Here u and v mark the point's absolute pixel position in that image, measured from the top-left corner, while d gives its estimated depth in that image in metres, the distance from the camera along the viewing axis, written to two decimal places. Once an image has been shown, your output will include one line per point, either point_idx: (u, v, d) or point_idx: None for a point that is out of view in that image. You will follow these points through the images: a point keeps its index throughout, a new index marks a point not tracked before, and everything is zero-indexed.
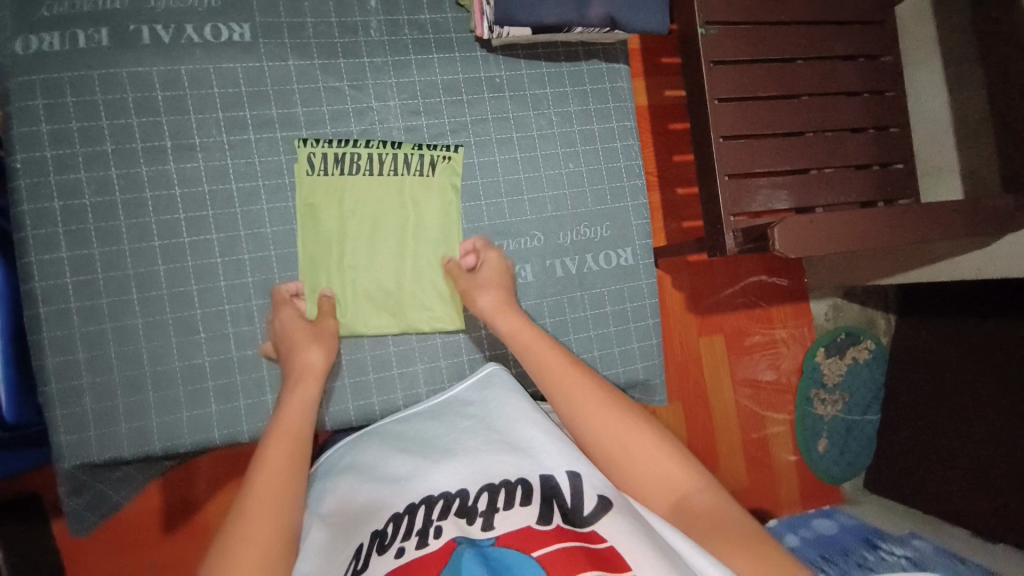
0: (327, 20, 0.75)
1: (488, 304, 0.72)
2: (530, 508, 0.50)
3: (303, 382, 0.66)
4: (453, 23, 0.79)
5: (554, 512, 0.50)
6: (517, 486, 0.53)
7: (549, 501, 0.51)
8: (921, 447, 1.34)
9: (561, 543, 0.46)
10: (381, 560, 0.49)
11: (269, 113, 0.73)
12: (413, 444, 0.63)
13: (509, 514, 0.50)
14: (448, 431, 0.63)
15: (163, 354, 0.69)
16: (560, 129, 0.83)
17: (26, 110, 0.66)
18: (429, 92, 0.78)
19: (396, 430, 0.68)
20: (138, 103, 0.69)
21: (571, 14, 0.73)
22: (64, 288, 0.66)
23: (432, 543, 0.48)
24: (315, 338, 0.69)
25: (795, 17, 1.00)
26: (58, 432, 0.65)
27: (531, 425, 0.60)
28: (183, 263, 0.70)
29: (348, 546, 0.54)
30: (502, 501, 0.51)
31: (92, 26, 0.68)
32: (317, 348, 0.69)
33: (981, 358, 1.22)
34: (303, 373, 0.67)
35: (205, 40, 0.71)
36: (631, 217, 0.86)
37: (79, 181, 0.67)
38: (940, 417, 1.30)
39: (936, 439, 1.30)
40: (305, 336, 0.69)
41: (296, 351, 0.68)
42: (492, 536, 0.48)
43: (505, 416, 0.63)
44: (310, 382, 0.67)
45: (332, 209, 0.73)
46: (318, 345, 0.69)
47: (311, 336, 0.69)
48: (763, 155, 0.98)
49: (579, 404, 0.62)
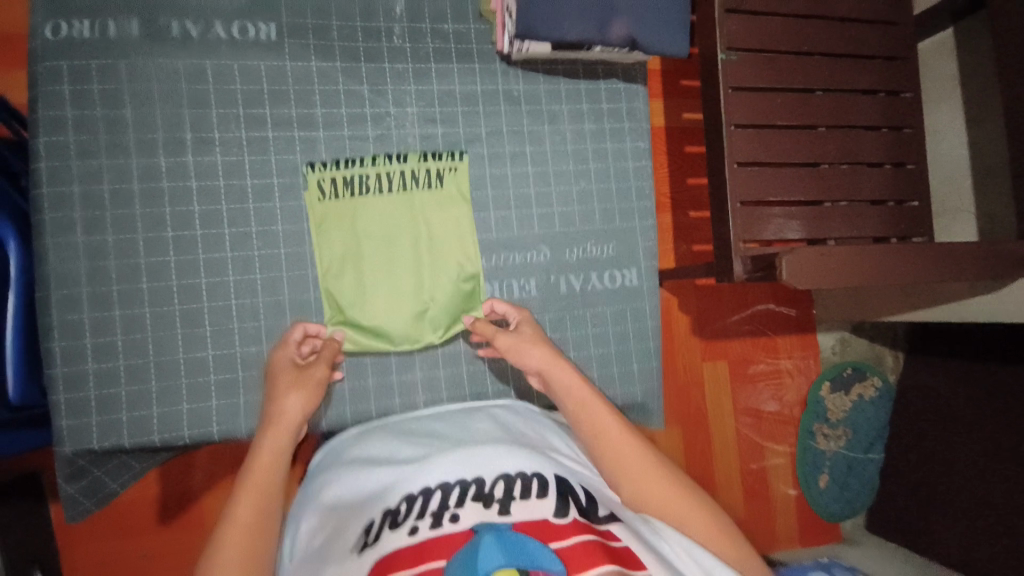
0: (352, 24, 0.76)
1: (539, 359, 0.66)
2: (546, 501, 0.51)
3: (274, 431, 0.62)
4: (476, 35, 0.80)
5: (570, 507, 0.51)
6: (533, 479, 0.53)
7: (565, 497, 0.52)
8: (924, 491, 1.31)
9: (579, 536, 0.48)
10: (394, 535, 0.49)
11: (288, 112, 0.74)
12: (422, 436, 0.63)
13: (526, 503, 0.51)
14: (461, 430, 0.63)
15: (166, 344, 0.69)
16: (575, 146, 0.83)
17: (52, 95, 0.67)
18: (446, 101, 0.79)
19: (403, 426, 0.68)
20: (162, 95, 0.70)
21: (592, 33, 0.74)
22: (76, 272, 0.67)
23: (449, 525, 0.49)
24: (297, 384, 0.65)
25: (818, 49, 1.00)
26: (59, 416, 0.66)
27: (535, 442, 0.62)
28: (194, 255, 0.70)
29: (356, 522, 0.53)
30: (520, 491, 0.52)
31: (123, 17, 0.69)
32: (297, 395, 0.64)
33: (988, 402, 1.20)
34: (278, 424, 0.62)
35: (232, 37, 0.72)
36: (640, 238, 0.85)
37: (99, 169, 0.68)
38: (945, 461, 1.27)
39: (939, 484, 1.27)
40: (292, 384, 0.65)
41: (275, 399, 0.64)
42: (509, 520, 0.49)
43: (510, 428, 0.64)
44: (282, 435, 0.62)
45: (343, 233, 0.74)
46: (300, 391, 0.64)
47: (293, 382, 0.65)
48: (779, 183, 0.98)
49: (620, 452, 0.60)
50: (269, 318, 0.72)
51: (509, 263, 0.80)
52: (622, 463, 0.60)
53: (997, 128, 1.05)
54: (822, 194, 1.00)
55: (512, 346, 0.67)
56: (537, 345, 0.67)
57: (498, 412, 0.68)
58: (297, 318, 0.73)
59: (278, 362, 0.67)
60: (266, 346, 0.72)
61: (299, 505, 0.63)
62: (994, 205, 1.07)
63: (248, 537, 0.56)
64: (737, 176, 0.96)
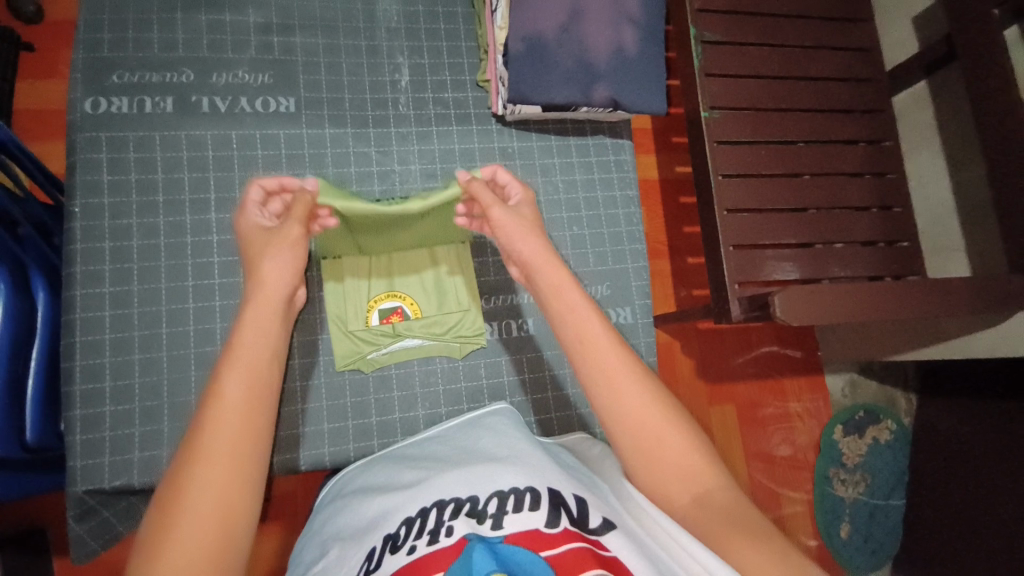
0: (362, 95, 0.85)
1: (532, 248, 0.64)
2: (538, 512, 0.52)
3: (259, 302, 0.57)
4: (473, 101, 0.89)
5: (561, 517, 0.52)
6: (525, 493, 0.54)
7: (557, 509, 0.52)
8: (949, 536, 1.27)
9: (568, 545, 0.48)
10: (392, 558, 0.50)
11: (303, 172, 0.81)
12: (424, 460, 0.66)
13: (518, 516, 0.51)
14: (459, 452, 0.65)
15: (181, 387, 0.73)
16: (566, 196, 0.90)
17: (91, 162, 0.75)
18: (446, 158, 0.86)
19: (407, 453, 0.70)
20: (190, 160, 0.78)
21: (577, 96, 0.82)
22: (101, 320, 0.72)
23: (444, 539, 0.50)
24: (276, 245, 0.60)
25: (794, 103, 1.08)
26: (74, 456, 0.69)
27: (533, 450, 0.62)
28: (211, 302, 0.76)
29: (358, 551, 0.55)
30: (511, 505, 0.53)
31: (159, 95, 0.78)
32: (278, 258, 0.59)
33: (999, 437, 1.18)
34: (262, 292, 0.58)
35: (256, 110, 0.81)
36: (631, 278, 0.90)
37: (129, 226, 0.75)
38: (966, 503, 1.24)
39: (963, 527, 1.24)
40: (269, 247, 0.60)
41: (255, 267, 0.59)
42: (501, 534, 0.50)
43: (509, 438, 0.64)
44: (266, 297, 0.58)
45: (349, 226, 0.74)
46: (278, 254, 0.60)
47: (270, 245, 0.60)
48: (768, 227, 1.03)
49: (616, 385, 0.57)
50: None
51: (508, 305, 0.85)
52: (611, 399, 0.57)
53: (976, 169, 1.10)
54: (813, 237, 1.05)
55: (506, 220, 0.64)
56: (534, 232, 0.64)
57: (497, 424, 0.68)
58: (306, 358, 0.78)
59: (244, 226, 0.62)
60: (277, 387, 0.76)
61: (309, 535, 0.65)
62: (982, 241, 1.10)
63: (245, 411, 0.51)
64: (728, 223, 1.01)
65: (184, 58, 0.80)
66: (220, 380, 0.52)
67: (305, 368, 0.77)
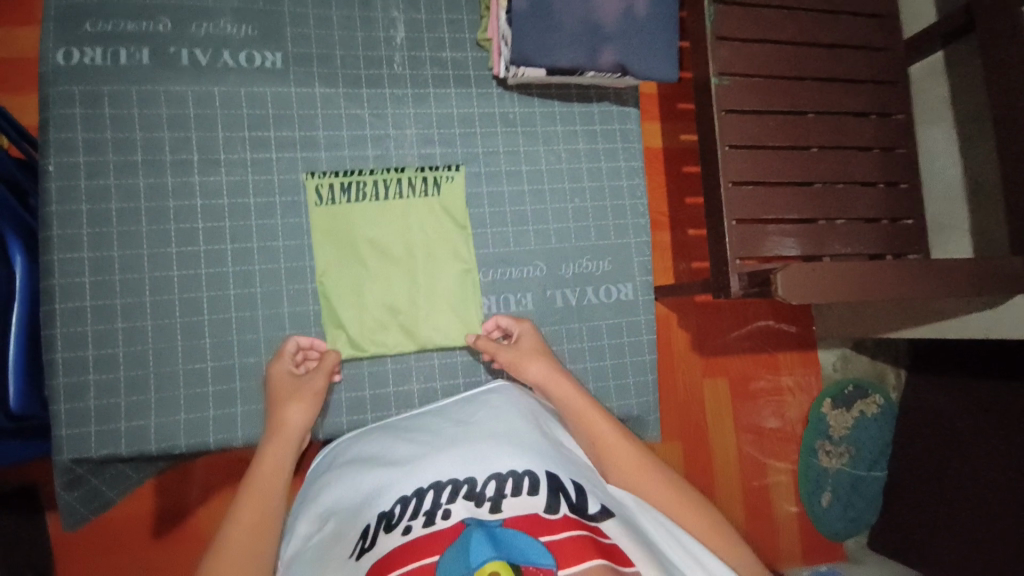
0: (355, 53, 0.80)
1: (539, 373, 0.71)
2: (536, 498, 0.53)
3: (276, 440, 0.66)
4: (473, 61, 0.84)
5: (560, 503, 0.53)
6: (524, 478, 0.55)
7: (556, 493, 0.54)
8: (928, 509, 1.30)
9: (568, 532, 0.49)
10: (388, 537, 0.51)
11: (292, 135, 0.77)
12: (419, 432, 0.65)
13: (517, 500, 0.52)
14: (456, 426, 0.64)
15: (167, 357, 0.71)
16: (568, 165, 0.86)
17: (64, 117, 0.70)
18: (444, 123, 0.82)
19: (402, 424, 0.70)
20: (172, 119, 0.73)
21: (583, 59, 0.77)
22: (81, 286, 0.69)
23: (440, 522, 0.50)
24: (297, 394, 0.68)
25: (808, 71, 1.03)
26: (58, 426, 0.67)
27: (531, 431, 0.63)
28: (197, 270, 0.73)
29: (355, 526, 0.55)
30: (510, 488, 0.54)
31: (135, 46, 0.73)
32: (299, 406, 0.68)
33: (987, 416, 1.19)
34: (281, 431, 0.66)
35: (240, 65, 0.76)
36: (632, 253, 0.87)
37: (107, 188, 0.71)
38: (948, 478, 1.26)
39: (942, 501, 1.26)
40: (291, 396, 0.68)
41: (277, 409, 0.67)
42: (499, 518, 0.50)
43: (506, 417, 0.64)
44: (285, 440, 0.66)
45: (347, 250, 0.76)
46: (297, 403, 0.68)
47: (292, 392, 0.69)
48: (773, 200, 1.00)
49: (616, 455, 0.65)
50: (269, 332, 0.74)
51: (505, 278, 0.82)
52: (613, 465, 0.65)
53: (988, 146, 1.07)
54: (817, 212, 1.02)
55: (518, 364, 0.72)
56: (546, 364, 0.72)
57: (494, 399, 0.68)
58: (296, 331, 0.75)
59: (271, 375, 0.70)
60: (266, 358, 0.74)
61: (299, 504, 0.66)
62: (987, 222, 1.08)
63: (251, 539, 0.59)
64: (732, 195, 0.98)
65: (161, 6, 0.74)
66: (235, 512, 0.61)
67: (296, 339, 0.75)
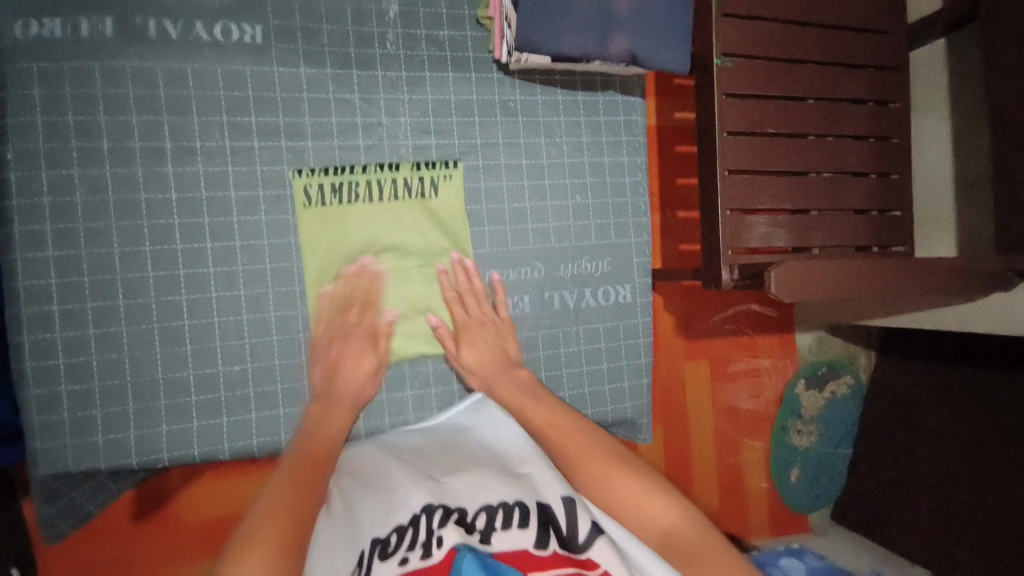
0: (343, 28, 0.73)
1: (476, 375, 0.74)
2: (527, 531, 0.56)
3: (340, 404, 0.69)
4: (472, 42, 0.78)
5: (550, 537, 0.56)
6: (515, 508, 0.59)
7: (546, 526, 0.57)
8: (884, 480, 1.36)
9: (558, 570, 0.52)
10: (384, 566, 0.53)
11: (275, 121, 0.71)
12: (418, 460, 0.69)
13: (508, 534, 0.56)
14: (457, 457, 0.69)
15: (145, 364, 0.67)
16: (571, 159, 0.82)
17: (21, 99, 0.63)
18: (441, 111, 0.77)
19: (399, 442, 0.73)
20: (141, 101, 0.66)
21: (592, 48, 0.72)
22: (47, 290, 0.64)
23: (435, 553, 0.53)
24: (368, 377, 0.72)
25: (812, 56, 0.98)
26: (33, 437, 0.64)
27: (529, 456, 0.67)
28: (174, 271, 0.68)
29: (354, 546, 0.58)
30: (501, 522, 0.58)
31: (97, 15, 0.64)
32: (367, 387, 0.72)
33: (951, 399, 1.25)
34: (340, 398, 0.69)
35: (215, 40, 0.68)
36: (632, 254, 0.84)
37: (71, 179, 0.64)
38: (906, 452, 1.32)
39: (898, 474, 1.33)
40: (358, 373, 0.71)
41: (344, 380, 0.70)
42: (491, 550, 0.54)
43: (507, 450, 0.70)
44: (339, 416, 0.68)
45: (337, 257, 0.73)
46: (364, 385, 0.72)
47: (365, 376, 0.72)
48: (769, 190, 0.96)
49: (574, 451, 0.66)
50: (254, 335, 0.70)
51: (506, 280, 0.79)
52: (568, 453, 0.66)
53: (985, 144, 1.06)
54: (806, 203, 1.00)
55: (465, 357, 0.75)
56: (496, 364, 0.74)
57: (493, 427, 0.73)
58: (283, 338, 0.71)
59: (342, 348, 0.71)
60: (252, 365, 0.70)
61: None
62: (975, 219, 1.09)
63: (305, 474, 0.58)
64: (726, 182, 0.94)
65: None
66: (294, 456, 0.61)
67: (282, 344, 0.71)
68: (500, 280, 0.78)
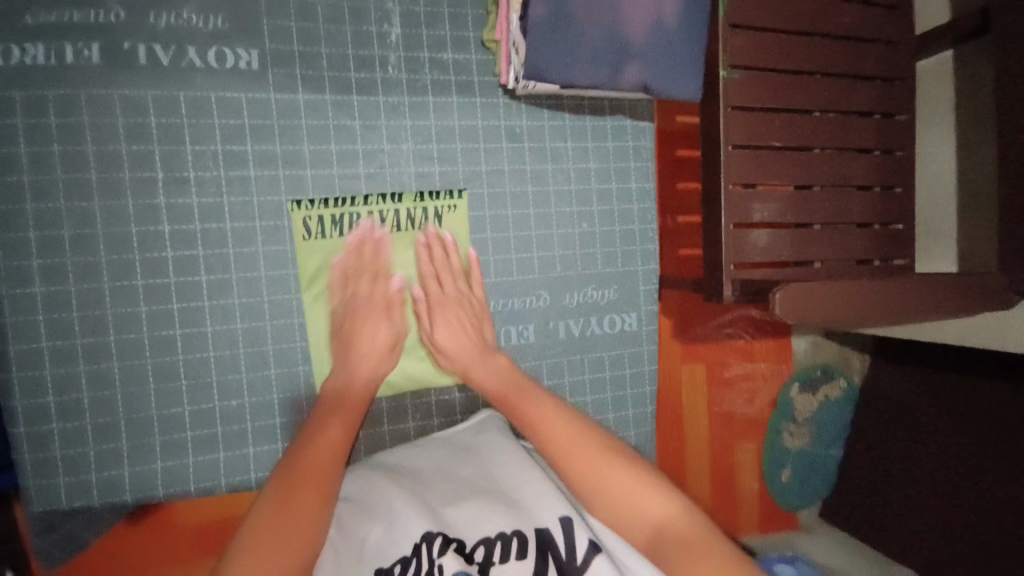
0: (343, 51, 0.70)
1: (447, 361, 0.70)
2: (526, 563, 0.55)
3: (367, 358, 0.68)
4: (476, 65, 0.75)
5: (549, 566, 0.54)
6: (513, 538, 0.57)
7: (544, 555, 0.55)
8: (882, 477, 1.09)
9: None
10: None
11: (273, 148, 0.68)
12: (413, 481, 0.66)
13: (507, 568, 0.55)
14: (453, 478, 0.67)
15: (139, 402, 0.65)
16: (577, 186, 0.80)
17: (6, 129, 0.61)
18: (444, 137, 0.74)
19: (392, 463, 0.69)
20: (130, 129, 0.63)
21: (603, 78, 0.70)
22: (35, 326, 0.62)
23: None
24: (389, 351, 0.69)
25: (822, 65, 0.78)
26: (25, 476, 0.63)
27: (524, 473, 0.64)
28: (168, 304, 0.65)
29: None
30: (499, 554, 0.56)
31: (84, 40, 0.62)
32: (389, 362, 0.69)
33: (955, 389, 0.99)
34: (366, 353, 0.68)
35: (208, 65, 0.65)
36: (638, 281, 0.83)
37: (58, 212, 0.62)
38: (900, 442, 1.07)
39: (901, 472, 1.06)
40: (383, 346, 0.69)
41: (362, 347, 0.68)
42: None
43: (501, 467, 0.66)
44: (356, 395, 0.64)
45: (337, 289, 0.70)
46: (385, 359, 0.69)
47: (386, 354, 0.69)
48: (761, 209, 0.77)
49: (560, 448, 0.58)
50: (251, 370, 0.68)
51: (511, 311, 0.78)
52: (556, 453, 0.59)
53: None
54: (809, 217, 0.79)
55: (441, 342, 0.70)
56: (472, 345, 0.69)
57: (486, 445, 0.69)
58: (282, 369, 0.70)
59: (358, 317, 0.69)
60: (249, 400, 0.68)
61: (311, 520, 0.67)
62: None
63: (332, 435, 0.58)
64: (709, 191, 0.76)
65: None
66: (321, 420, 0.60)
67: (281, 376, 0.69)
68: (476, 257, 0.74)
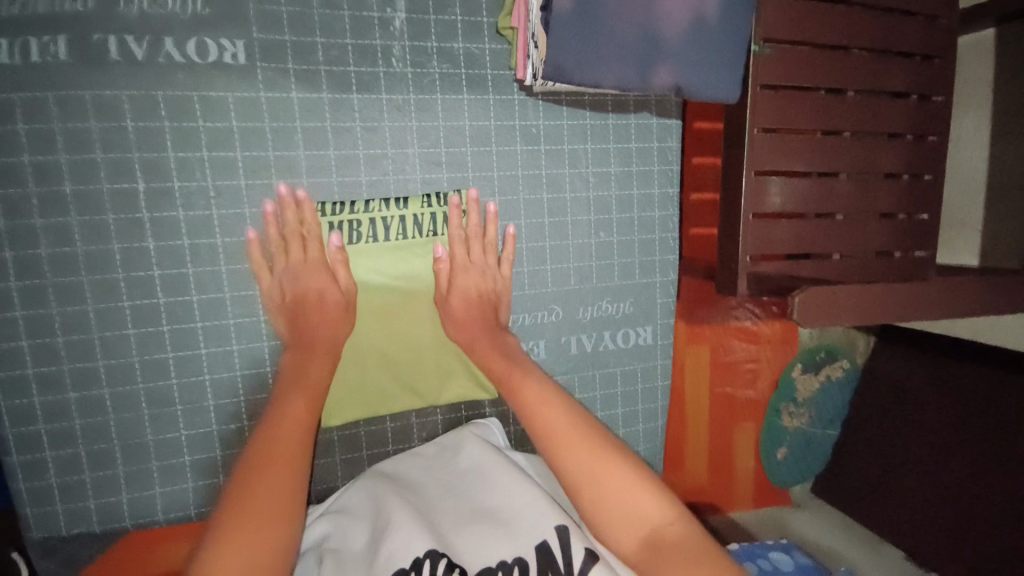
0: (341, 42, 0.62)
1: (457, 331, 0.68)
2: None
3: (323, 326, 0.62)
4: (491, 56, 0.68)
5: None
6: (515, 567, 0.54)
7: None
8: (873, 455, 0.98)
9: None
10: None
11: (265, 155, 0.61)
12: (406, 492, 0.63)
13: None
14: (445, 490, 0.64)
15: (133, 428, 0.62)
16: (595, 192, 0.74)
17: None
18: (453, 140, 0.68)
19: (387, 474, 0.66)
20: (105, 136, 0.57)
21: (632, 78, 0.62)
22: (19, 352, 0.59)
23: None
24: (341, 320, 0.64)
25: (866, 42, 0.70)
26: (22, 503, 0.61)
27: (521, 488, 0.61)
28: (159, 327, 0.61)
29: None
30: None
31: (48, 34, 0.55)
32: (343, 328, 0.64)
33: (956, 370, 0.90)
34: (322, 320, 0.62)
35: (189, 60, 0.58)
36: (656, 294, 0.79)
37: (32, 229, 0.57)
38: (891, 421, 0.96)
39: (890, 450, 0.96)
40: (335, 313, 0.63)
41: (313, 319, 0.62)
42: None
43: (496, 481, 0.62)
44: (319, 366, 0.60)
45: None
46: (337, 326, 0.63)
47: (340, 319, 0.64)
48: (783, 197, 0.70)
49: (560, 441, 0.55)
50: (250, 395, 0.65)
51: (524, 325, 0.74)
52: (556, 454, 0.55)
53: None
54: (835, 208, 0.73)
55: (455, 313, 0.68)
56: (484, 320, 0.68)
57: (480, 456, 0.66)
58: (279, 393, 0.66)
59: (302, 285, 0.62)
60: (248, 424, 0.65)
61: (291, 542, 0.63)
62: None
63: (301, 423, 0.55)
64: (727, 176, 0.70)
65: None
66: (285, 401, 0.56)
67: None
68: (514, 234, 0.70)
